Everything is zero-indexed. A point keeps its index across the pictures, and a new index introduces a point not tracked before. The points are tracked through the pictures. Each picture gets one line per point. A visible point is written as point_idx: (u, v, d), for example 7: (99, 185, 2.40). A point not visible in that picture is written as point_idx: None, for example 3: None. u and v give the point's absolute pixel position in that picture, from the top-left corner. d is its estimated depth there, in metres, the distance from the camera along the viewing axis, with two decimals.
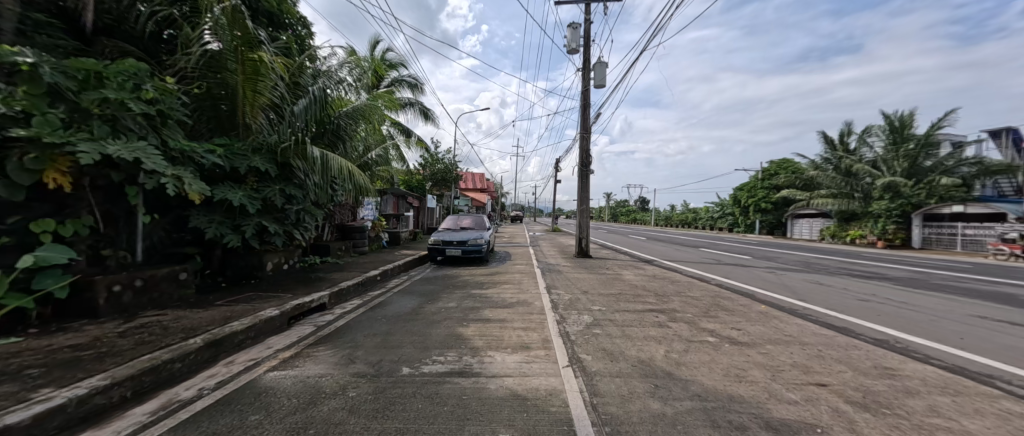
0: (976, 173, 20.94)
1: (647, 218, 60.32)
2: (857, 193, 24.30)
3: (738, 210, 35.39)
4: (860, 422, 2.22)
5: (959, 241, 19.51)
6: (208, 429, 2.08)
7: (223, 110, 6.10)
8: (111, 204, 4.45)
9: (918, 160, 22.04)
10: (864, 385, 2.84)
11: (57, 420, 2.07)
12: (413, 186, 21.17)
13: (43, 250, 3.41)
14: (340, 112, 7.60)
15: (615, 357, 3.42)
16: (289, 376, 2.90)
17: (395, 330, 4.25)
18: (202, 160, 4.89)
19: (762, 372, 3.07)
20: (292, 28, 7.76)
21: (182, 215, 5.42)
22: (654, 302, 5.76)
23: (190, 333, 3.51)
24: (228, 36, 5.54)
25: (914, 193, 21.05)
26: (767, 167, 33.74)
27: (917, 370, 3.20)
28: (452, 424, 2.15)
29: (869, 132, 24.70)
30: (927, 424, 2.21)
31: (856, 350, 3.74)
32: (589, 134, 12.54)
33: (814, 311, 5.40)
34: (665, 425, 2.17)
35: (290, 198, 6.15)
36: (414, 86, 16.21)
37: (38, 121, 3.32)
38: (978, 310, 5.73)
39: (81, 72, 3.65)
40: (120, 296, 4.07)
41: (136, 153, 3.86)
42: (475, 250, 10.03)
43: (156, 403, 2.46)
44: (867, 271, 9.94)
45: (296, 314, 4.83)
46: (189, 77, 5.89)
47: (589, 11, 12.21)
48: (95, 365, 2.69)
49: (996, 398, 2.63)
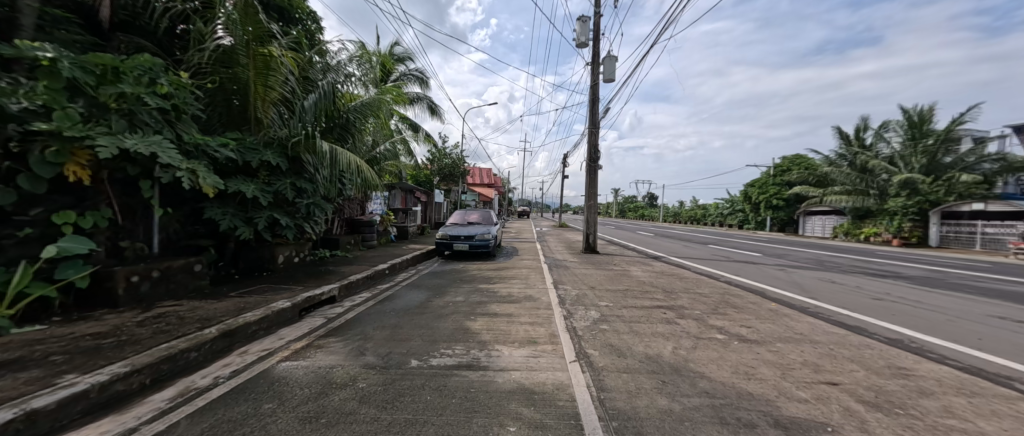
0: (998, 170, 20.41)
1: (655, 214, 59.96)
2: (871, 190, 23.75)
3: (748, 207, 34.86)
4: (872, 422, 2.20)
5: (979, 240, 19.07)
6: (223, 417, 2.14)
7: (235, 104, 6.17)
8: (128, 197, 4.57)
9: (937, 156, 21.47)
10: (877, 384, 2.80)
11: (80, 406, 2.16)
12: (420, 181, 21.16)
13: (64, 241, 3.50)
14: (349, 107, 7.63)
15: (622, 353, 3.43)
16: (301, 367, 2.95)
17: (404, 323, 4.31)
18: (215, 153, 4.97)
19: (771, 371, 3.04)
20: (302, 23, 7.79)
21: (197, 208, 5.53)
22: (661, 299, 5.72)
23: (205, 323, 3.60)
24: (240, 31, 5.61)
25: (932, 190, 20.49)
26: (779, 163, 33.02)
27: (932, 371, 3.14)
28: (460, 417, 2.18)
29: (886, 128, 24.06)
30: (942, 424, 2.18)
31: (869, 350, 3.67)
32: (597, 129, 12.45)
33: (826, 310, 5.32)
34: (672, 421, 2.18)
35: (301, 192, 6.23)
36: (421, 80, 16.17)
37: (59, 115, 3.39)
38: (996, 309, 5.60)
39: (99, 67, 3.68)
40: (137, 286, 4.18)
41: (152, 147, 3.93)
42: (482, 245, 10.05)
43: (174, 390, 2.53)
44: (881, 269, 9.82)
45: (307, 306, 4.89)
46: (202, 72, 5.94)
47: (598, 4, 12.05)
48: (116, 353, 2.78)
49: (1014, 400, 2.57)
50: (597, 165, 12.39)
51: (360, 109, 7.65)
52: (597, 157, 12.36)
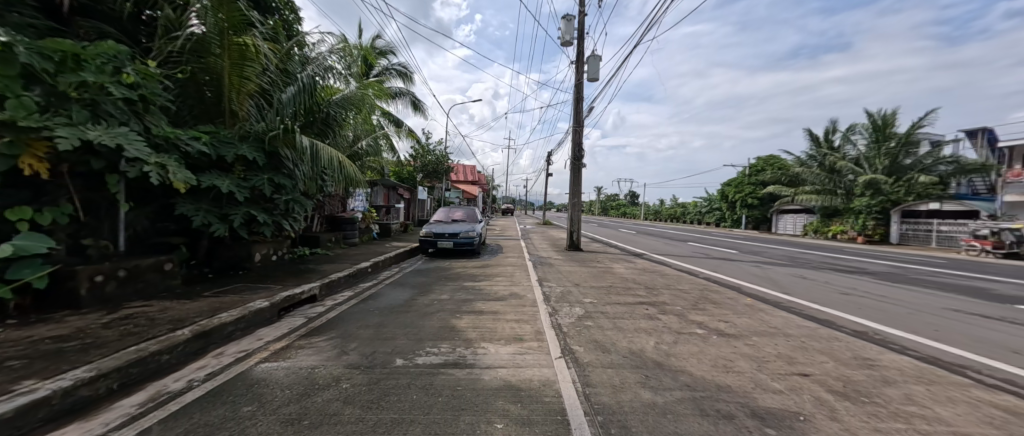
0: (953, 171, 21.75)
1: (636, 212, 61.34)
2: (839, 190, 24.89)
3: (725, 205, 35.99)
4: (841, 411, 2.31)
5: (934, 238, 20.23)
6: (199, 421, 2.05)
7: (208, 96, 5.92)
8: (91, 192, 4.32)
9: (898, 158, 22.70)
10: (845, 375, 2.94)
11: (42, 413, 2.04)
12: (403, 177, 20.78)
13: (19, 239, 3.29)
14: (329, 101, 7.44)
15: (606, 349, 3.48)
16: (281, 368, 2.87)
17: (388, 322, 4.24)
18: (187, 147, 4.75)
19: (748, 363, 3.16)
20: (278, 13, 7.51)
21: (167, 205, 5.27)
22: (644, 295, 5.85)
23: (178, 324, 3.44)
24: (213, 20, 5.37)
25: (894, 191, 21.63)
26: (754, 163, 34.10)
27: (894, 361, 3.32)
28: (448, 415, 2.16)
29: (853, 131, 25.18)
30: (904, 411, 2.31)
31: (837, 342, 3.86)
32: (581, 127, 12.54)
33: (798, 304, 5.56)
34: (656, 414, 2.23)
35: (279, 188, 6.00)
36: (404, 75, 15.86)
37: (12, 104, 3.16)
38: (952, 303, 5.96)
39: (57, 53, 3.45)
40: (102, 286, 3.97)
41: (118, 139, 3.73)
42: (466, 242, 9.99)
43: (144, 395, 2.41)
44: (848, 265, 10.32)
45: (286, 305, 4.75)
46: (173, 61, 5.67)
47: (582, 3, 12.13)
48: (80, 357, 2.63)
49: (967, 386, 2.76)
50: (581, 164, 12.50)
51: (342, 103, 7.47)
52: (581, 155, 12.47)
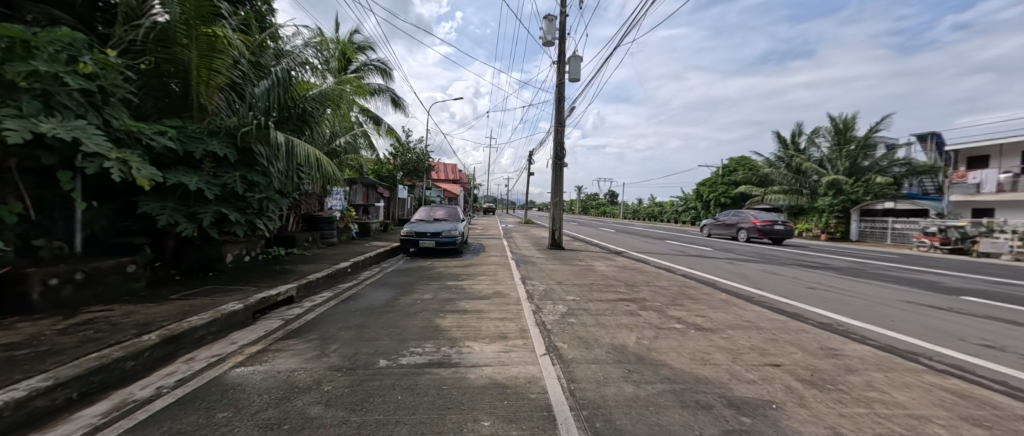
0: (905, 173, 23.26)
1: (615, 211, 62.50)
2: (805, 190, 26.14)
3: (700, 205, 37.16)
4: (810, 398, 2.44)
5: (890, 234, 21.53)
6: (171, 429, 1.96)
7: (174, 89, 5.64)
8: (43, 189, 4.03)
9: (857, 160, 24.08)
10: (813, 364, 3.10)
11: None
12: (382, 175, 20.40)
13: None
14: (305, 96, 7.20)
15: (590, 345, 3.53)
16: (258, 372, 2.76)
17: (370, 322, 4.16)
18: (151, 141, 4.51)
19: (724, 356, 3.27)
20: (251, 3, 7.22)
21: (130, 203, 4.98)
22: (625, 292, 5.97)
23: (143, 329, 3.26)
24: (179, 8, 5.10)
25: (854, 191, 22.91)
26: (727, 163, 35.35)
27: (856, 350, 3.52)
28: (434, 414, 2.14)
29: (817, 133, 26.47)
30: (866, 397, 2.46)
31: (806, 333, 4.06)
32: (562, 127, 12.64)
33: (769, 298, 5.81)
34: (638, 407, 2.28)
35: (252, 186, 5.77)
36: (383, 71, 15.55)
37: None
38: (907, 295, 6.37)
39: (5, 39, 3.21)
40: (58, 290, 3.71)
41: (74, 133, 3.50)
42: (448, 242, 9.90)
43: (108, 404, 2.27)
44: (813, 261, 10.87)
45: (261, 308, 4.58)
46: (135, 51, 5.35)
47: (563, 4, 12.23)
48: (33, 366, 2.45)
49: (921, 372, 2.96)
50: (562, 163, 12.61)
51: (318, 98, 7.25)
52: (562, 154, 12.58)
